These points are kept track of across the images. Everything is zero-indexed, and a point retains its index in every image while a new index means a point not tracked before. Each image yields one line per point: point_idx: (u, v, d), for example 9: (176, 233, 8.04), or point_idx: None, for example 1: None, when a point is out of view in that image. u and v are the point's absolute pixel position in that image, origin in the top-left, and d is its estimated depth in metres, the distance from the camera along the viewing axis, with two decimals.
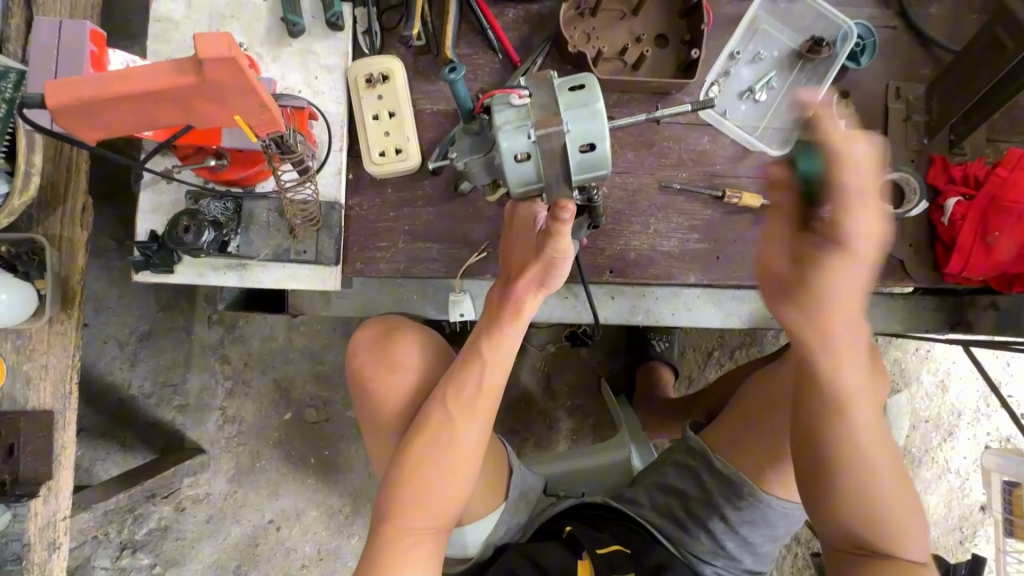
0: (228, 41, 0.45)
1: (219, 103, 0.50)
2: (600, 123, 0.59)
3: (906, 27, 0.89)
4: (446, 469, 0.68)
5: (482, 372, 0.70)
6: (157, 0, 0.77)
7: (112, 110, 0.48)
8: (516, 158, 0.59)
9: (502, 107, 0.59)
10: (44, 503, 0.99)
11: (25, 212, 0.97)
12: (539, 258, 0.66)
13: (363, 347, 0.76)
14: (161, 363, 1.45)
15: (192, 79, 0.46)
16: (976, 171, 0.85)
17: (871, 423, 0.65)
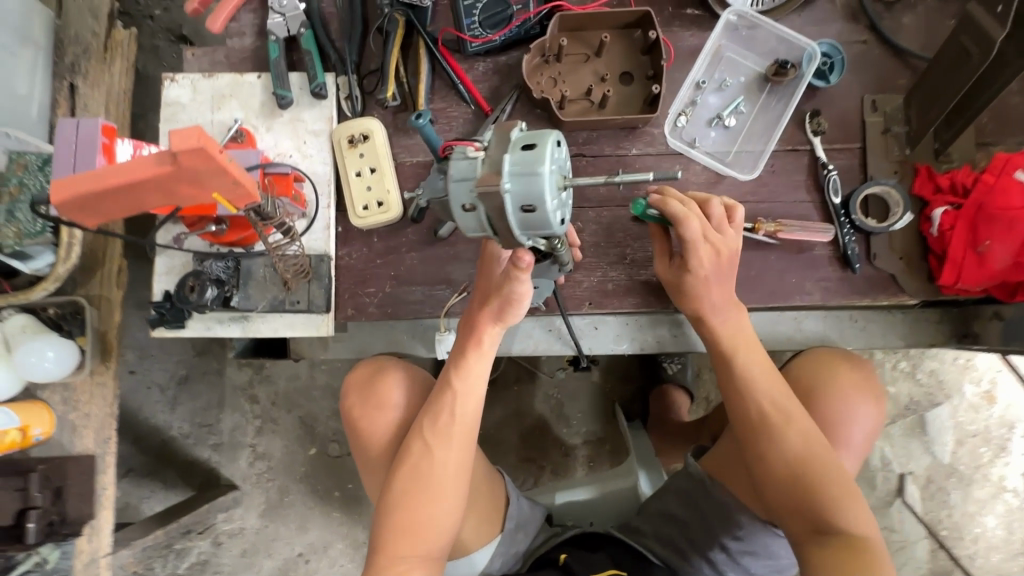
0: (200, 133, 0.52)
1: (198, 186, 0.56)
2: (540, 191, 0.54)
3: (879, 39, 0.88)
4: (431, 495, 0.71)
5: (455, 401, 0.73)
6: (167, 87, 0.88)
7: (112, 200, 0.56)
8: (463, 209, 0.57)
9: (459, 157, 0.57)
10: (88, 541, 1.09)
11: (70, 277, 1.09)
12: (498, 294, 0.69)
13: (352, 388, 0.80)
14: (198, 405, 1.56)
15: (172, 168, 0.53)
16: (963, 179, 0.82)
17: (777, 382, 0.76)
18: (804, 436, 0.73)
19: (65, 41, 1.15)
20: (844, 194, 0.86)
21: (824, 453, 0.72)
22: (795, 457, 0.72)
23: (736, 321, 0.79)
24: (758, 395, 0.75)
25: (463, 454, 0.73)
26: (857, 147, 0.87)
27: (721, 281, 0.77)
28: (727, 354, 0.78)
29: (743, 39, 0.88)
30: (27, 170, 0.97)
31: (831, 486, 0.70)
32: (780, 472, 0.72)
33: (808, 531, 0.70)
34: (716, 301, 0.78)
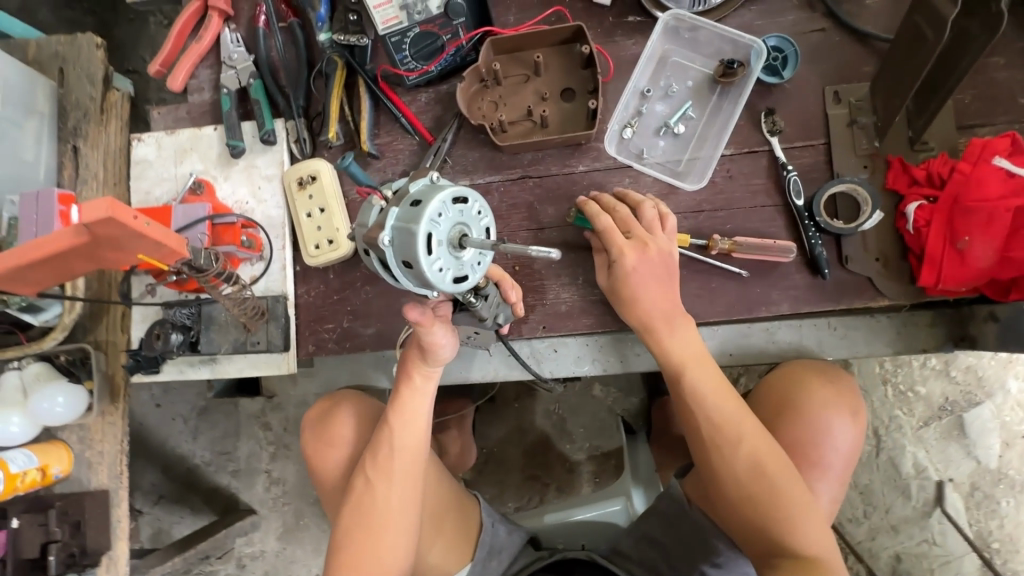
0: (111, 203, 0.55)
1: (121, 248, 0.60)
2: (411, 248, 0.53)
3: (837, 26, 0.82)
4: (376, 532, 0.71)
5: (392, 436, 0.74)
6: (135, 147, 0.94)
7: (42, 269, 0.60)
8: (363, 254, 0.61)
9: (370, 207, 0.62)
10: (107, 570, 1.17)
11: (80, 325, 1.17)
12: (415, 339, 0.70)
13: (308, 426, 0.83)
14: (217, 434, 1.65)
15: (90, 237, 0.56)
16: (939, 169, 0.75)
17: (731, 401, 0.72)
18: (759, 459, 0.69)
19: (67, 106, 1.25)
20: (808, 195, 0.81)
21: (780, 475, 0.69)
22: (748, 482, 0.69)
23: (686, 337, 0.75)
24: (711, 417, 0.72)
25: (406, 489, 0.73)
26: (821, 143, 0.81)
27: (660, 295, 0.75)
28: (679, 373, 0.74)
29: (687, 42, 0.85)
30: None
31: (788, 509, 0.68)
32: (735, 499, 0.70)
33: (765, 552, 0.69)
34: (660, 317, 0.75)
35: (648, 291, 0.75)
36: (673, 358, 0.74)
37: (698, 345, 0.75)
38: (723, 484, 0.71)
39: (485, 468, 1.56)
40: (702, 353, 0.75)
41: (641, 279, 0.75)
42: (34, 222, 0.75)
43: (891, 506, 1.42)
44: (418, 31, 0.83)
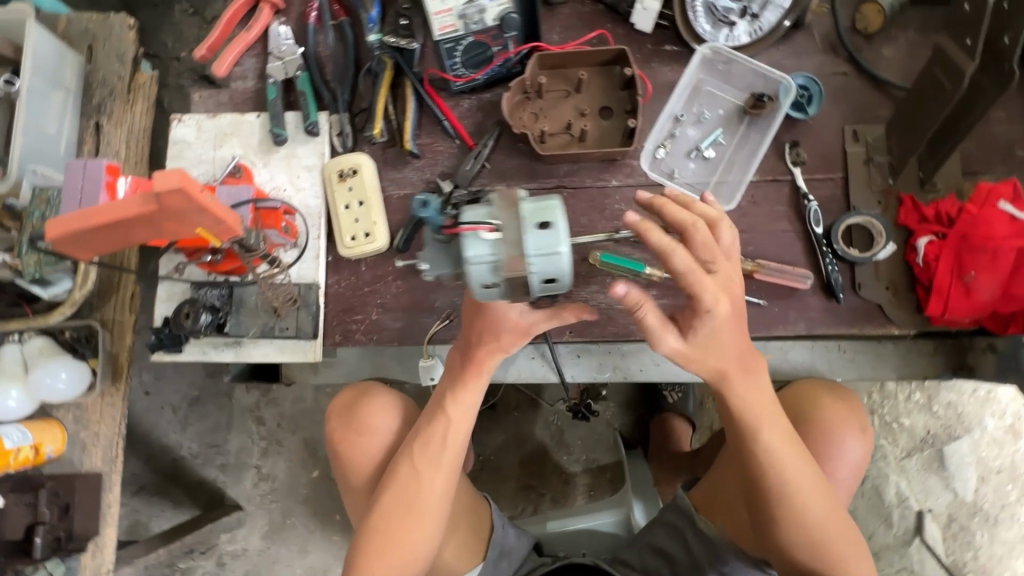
0: (182, 175, 0.57)
1: (181, 221, 0.60)
2: (562, 267, 0.55)
3: (858, 71, 0.89)
4: (413, 521, 0.73)
5: (448, 427, 0.76)
6: (175, 127, 0.95)
7: (101, 235, 0.60)
8: (484, 288, 0.56)
9: (470, 239, 0.54)
10: (92, 557, 1.13)
11: (86, 301, 1.15)
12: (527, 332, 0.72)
13: (337, 411, 0.83)
14: (206, 426, 1.61)
15: (156, 207, 0.57)
16: (948, 209, 0.81)
17: (798, 451, 0.70)
18: (826, 502, 0.69)
19: (93, 83, 1.24)
20: (826, 224, 0.86)
21: (842, 520, 0.70)
22: (815, 531, 0.69)
23: (754, 381, 0.70)
24: (784, 467, 0.69)
25: (447, 481, 0.75)
26: (839, 177, 0.87)
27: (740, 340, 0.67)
28: (750, 421, 0.70)
29: (720, 72, 0.90)
30: (48, 204, 1.02)
31: (846, 554, 0.69)
32: (798, 542, 0.70)
33: None
34: (737, 362, 0.68)
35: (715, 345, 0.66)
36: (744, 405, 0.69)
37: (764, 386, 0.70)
38: (786, 529, 0.69)
39: (480, 476, 1.56)
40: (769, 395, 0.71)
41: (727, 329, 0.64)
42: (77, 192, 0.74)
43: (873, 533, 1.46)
44: (471, 40, 0.86)
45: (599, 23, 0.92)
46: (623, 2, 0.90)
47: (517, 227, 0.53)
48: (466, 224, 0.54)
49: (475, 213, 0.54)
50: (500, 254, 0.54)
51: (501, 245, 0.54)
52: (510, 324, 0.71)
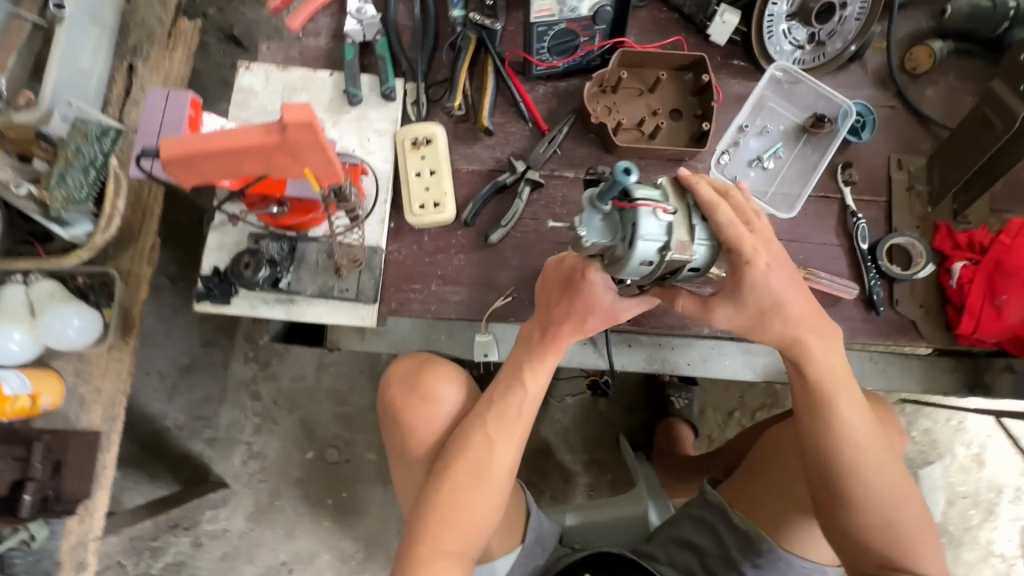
0: (310, 110, 0.56)
1: (293, 158, 0.59)
2: (711, 258, 0.63)
3: (905, 105, 0.96)
4: (479, 487, 0.75)
5: (521, 400, 0.79)
6: (242, 75, 0.92)
7: (211, 159, 0.58)
8: (644, 264, 0.58)
9: (648, 215, 0.56)
10: (79, 521, 1.04)
11: (103, 248, 1.08)
12: (603, 309, 0.75)
13: (397, 379, 0.87)
14: (196, 397, 1.52)
15: (276, 139, 0.56)
16: (980, 239, 0.89)
17: (868, 423, 0.73)
18: (897, 482, 0.72)
19: (130, 24, 1.17)
20: (871, 241, 0.92)
21: (910, 498, 0.72)
22: (885, 505, 0.71)
23: (829, 346, 0.73)
24: (856, 436, 0.72)
25: (511, 451, 0.77)
26: (883, 201, 0.94)
27: (807, 305, 0.71)
28: (826, 390, 0.73)
29: (784, 91, 0.96)
30: (86, 139, 0.95)
31: (912, 533, 0.72)
32: (867, 521, 0.72)
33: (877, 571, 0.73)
34: (810, 327, 0.71)
35: (762, 298, 0.68)
36: (820, 372, 0.73)
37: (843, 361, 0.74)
38: (856, 508, 0.72)
39: None
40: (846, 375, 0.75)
41: (775, 280, 0.67)
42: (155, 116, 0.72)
43: None
44: (563, 27, 0.87)
45: (675, 30, 0.96)
46: (700, 14, 0.95)
47: (685, 214, 0.59)
48: (646, 200, 0.56)
49: (651, 193, 0.57)
50: (672, 234, 0.57)
51: (672, 227, 0.57)
52: (600, 304, 0.74)
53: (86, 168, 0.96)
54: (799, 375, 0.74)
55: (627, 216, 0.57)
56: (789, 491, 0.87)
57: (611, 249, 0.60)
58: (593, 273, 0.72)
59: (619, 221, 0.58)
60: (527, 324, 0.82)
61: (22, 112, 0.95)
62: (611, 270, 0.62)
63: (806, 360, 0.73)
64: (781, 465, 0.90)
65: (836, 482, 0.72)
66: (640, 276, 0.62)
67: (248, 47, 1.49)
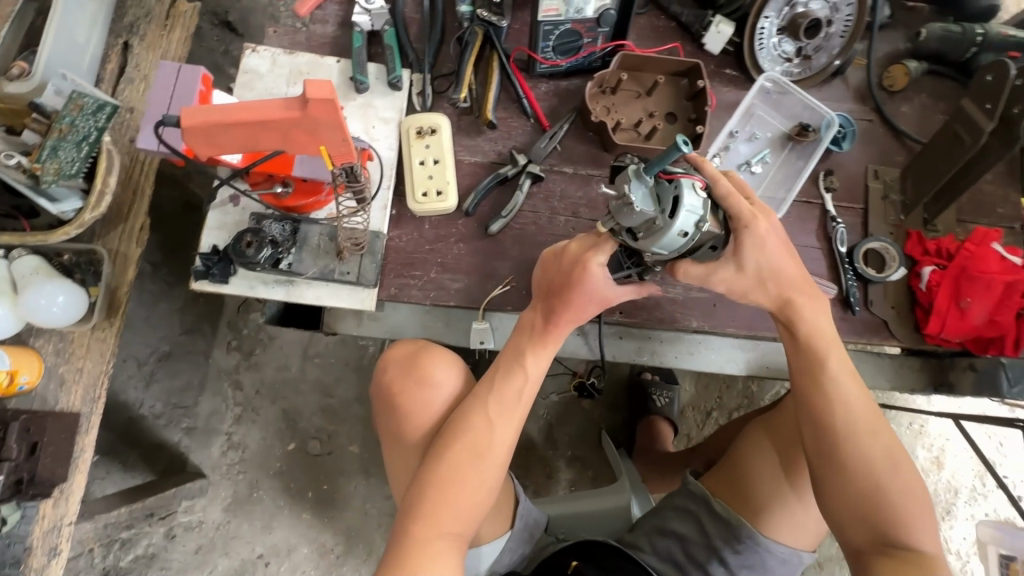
0: (333, 88, 0.61)
1: (312, 134, 0.64)
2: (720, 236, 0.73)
3: (882, 120, 1.03)
4: (475, 467, 0.75)
5: (523, 383, 0.80)
6: (248, 57, 0.93)
7: (233, 131, 0.63)
8: (682, 235, 0.63)
9: (689, 189, 0.63)
10: (53, 506, 1.00)
11: (90, 226, 1.04)
12: (596, 300, 0.78)
13: (394, 363, 0.88)
14: (175, 385, 1.47)
15: (298, 113, 0.61)
16: (947, 246, 0.95)
17: (860, 389, 0.77)
18: (891, 448, 0.74)
19: (128, 2, 1.11)
20: (848, 245, 0.98)
21: (907, 467, 0.74)
22: (879, 471, 0.73)
23: (817, 309, 0.79)
24: (848, 399, 0.76)
25: (509, 433, 0.78)
26: (861, 208, 1.00)
27: (797, 272, 0.78)
28: (817, 353, 0.78)
29: (772, 101, 1.01)
30: (81, 112, 0.91)
31: (909, 506, 0.72)
32: (858, 486, 0.73)
33: (874, 547, 0.73)
34: (798, 289, 0.78)
35: (761, 262, 0.75)
36: (812, 336, 0.78)
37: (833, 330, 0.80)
38: (847, 471, 0.74)
39: None
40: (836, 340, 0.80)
41: (770, 244, 0.74)
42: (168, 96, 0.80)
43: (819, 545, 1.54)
44: (569, 27, 0.90)
45: (672, 38, 1.01)
46: (697, 24, 1.00)
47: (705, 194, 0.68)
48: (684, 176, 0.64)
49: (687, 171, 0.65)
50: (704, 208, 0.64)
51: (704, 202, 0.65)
52: (596, 294, 0.77)
53: (80, 143, 0.92)
54: (793, 338, 0.79)
55: (668, 188, 0.63)
56: (774, 477, 0.91)
57: (650, 223, 0.64)
58: (593, 262, 0.75)
59: (657, 193, 0.64)
60: (529, 310, 0.83)
61: (14, 82, 0.94)
62: (643, 242, 0.65)
63: (800, 321, 0.78)
64: (763, 456, 0.94)
65: (828, 446, 0.75)
66: (669, 250, 0.67)
67: (242, 33, 1.48)
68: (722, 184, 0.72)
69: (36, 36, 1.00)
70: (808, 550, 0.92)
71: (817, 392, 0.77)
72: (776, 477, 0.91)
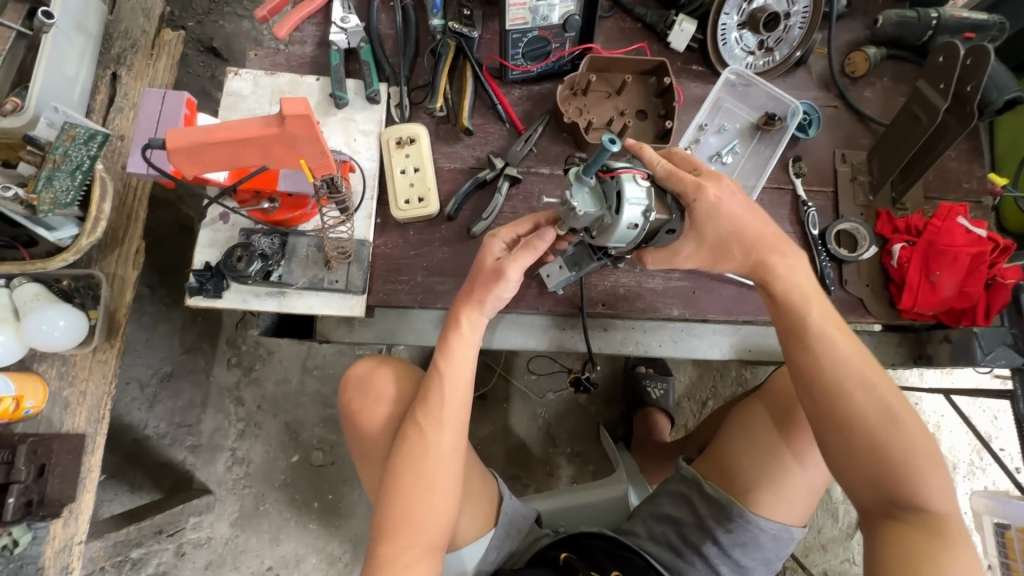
0: (306, 103, 0.64)
1: (290, 148, 0.68)
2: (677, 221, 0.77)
3: (846, 105, 1.06)
4: (426, 479, 0.76)
5: (441, 383, 0.80)
6: (231, 80, 0.96)
7: (214, 150, 0.67)
8: (630, 227, 0.68)
9: (631, 183, 0.68)
10: (63, 525, 1.02)
11: (87, 252, 1.07)
12: (486, 272, 0.78)
13: (351, 383, 0.93)
14: (178, 405, 1.49)
15: (275, 130, 0.65)
16: (916, 223, 0.99)
17: (850, 342, 0.74)
18: (889, 402, 0.71)
19: (113, 34, 1.15)
20: (820, 227, 1.01)
21: (909, 420, 0.70)
22: (877, 427, 0.70)
23: (792, 263, 0.78)
24: (837, 353, 0.73)
25: (455, 435, 0.79)
26: (831, 190, 1.03)
27: (762, 227, 0.79)
28: (798, 309, 0.77)
29: (739, 93, 1.04)
30: (74, 142, 0.93)
31: (914, 463, 0.69)
32: (857, 446, 0.71)
33: (881, 508, 0.71)
34: (769, 248, 0.78)
35: (719, 228, 0.77)
36: (791, 292, 0.77)
37: (814, 284, 0.79)
38: (843, 430, 0.72)
39: None
40: (819, 296, 0.78)
41: (725, 209, 0.76)
42: (153, 119, 0.84)
43: (821, 527, 1.55)
44: (536, 35, 0.95)
45: (639, 38, 1.05)
46: (661, 24, 1.03)
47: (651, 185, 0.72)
48: (626, 170, 0.69)
49: (628, 164, 0.70)
50: (649, 197, 0.68)
51: (649, 191, 0.69)
52: (487, 268, 0.79)
53: (73, 172, 0.95)
54: (771, 295, 0.79)
55: (611, 184, 0.69)
56: (760, 454, 0.93)
57: (599, 218, 0.70)
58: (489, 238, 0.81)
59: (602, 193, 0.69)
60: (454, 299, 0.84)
61: (7, 117, 0.96)
62: (600, 239, 0.71)
63: (773, 277, 0.78)
64: (742, 444, 0.96)
65: (819, 404, 0.74)
66: (626, 241, 0.72)
67: (227, 58, 1.52)
68: (663, 165, 0.77)
69: (29, 72, 1.04)
70: (798, 525, 0.94)
71: (805, 353, 0.75)
72: (758, 457, 0.94)
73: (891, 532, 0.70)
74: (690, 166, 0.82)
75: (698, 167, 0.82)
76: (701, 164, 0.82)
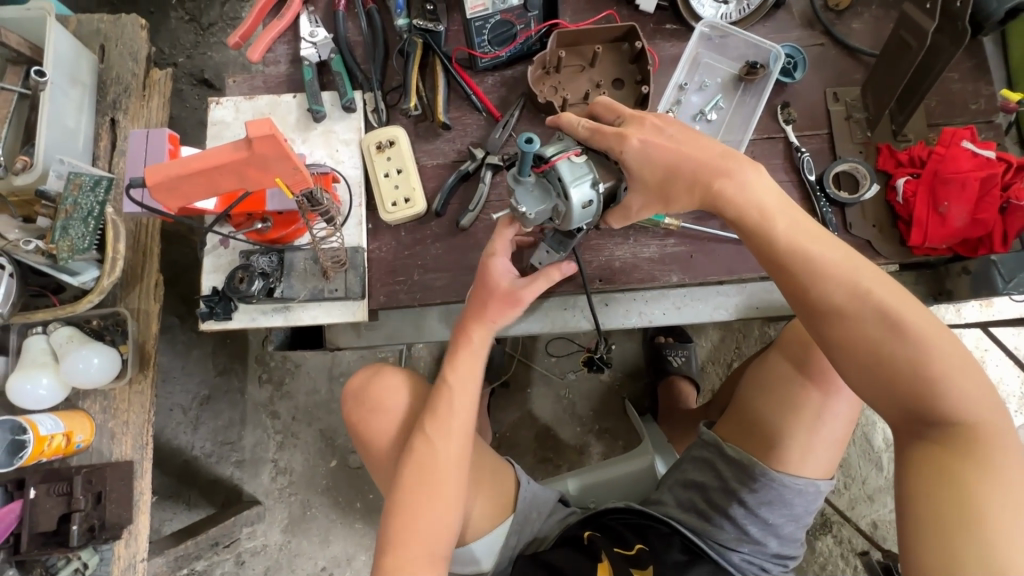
0: (270, 124, 0.66)
1: (263, 169, 0.70)
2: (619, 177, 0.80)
3: (833, 41, 1.01)
4: (429, 487, 0.79)
5: (452, 396, 0.83)
6: (214, 109, 1.00)
7: (191, 180, 0.70)
8: (584, 206, 0.73)
9: (566, 166, 0.72)
10: (125, 546, 1.09)
11: (110, 291, 1.13)
12: (500, 294, 0.83)
13: (350, 395, 0.96)
14: (219, 424, 1.57)
15: (245, 153, 0.68)
16: (919, 153, 0.94)
17: (833, 253, 0.70)
18: (888, 308, 0.67)
19: (107, 82, 1.20)
20: (817, 172, 0.98)
21: (915, 324, 0.66)
22: (880, 341, 0.67)
23: (755, 182, 0.74)
24: (822, 268, 0.70)
25: (463, 442, 0.82)
26: (825, 132, 0.99)
27: (700, 153, 0.75)
28: (770, 231, 0.73)
29: (716, 46, 1.01)
30: (81, 190, 1.00)
31: (932, 369, 0.65)
32: (867, 364, 0.68)
33: (908, 427, 0.69)
34: (712, 172, 0.74)
35: (655, 168, 0.75)
36: (759, 213, 0.73)
37: (784, 200, 0.75)
38: (845, 350, 0.69)
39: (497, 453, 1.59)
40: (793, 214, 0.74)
41: (657, 147, 0.75)
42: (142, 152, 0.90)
43: (866, 478, 1.52)
44: (498, 19, 0.96)
45: (606, 5, 1.03)
46: None
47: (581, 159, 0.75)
48: (557, 159, 0.72)
49: (559, 148, 0.73)
50: (586, 171, 0.72)
51: (586, 167, 0.73)
52: (500, 289, 0.83)
53: (86, 219, 1.01)
54: (734, 224, 0.76)
55: (551, 173, 0.72)
56: (784, 404, 0.92)
57: (552, 207, 0.74)
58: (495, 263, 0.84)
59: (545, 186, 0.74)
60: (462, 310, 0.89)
61: (20, 176, 1.01)
62: (564, 226, 0.76)
63: (726, 204, 0.75)
64: (758, 404, 0.95)
65: (816, 327, 0.71)
66: (589, 218, 0.77)
67: (219, 87, 1.56)
68: (583, 126, 0.77)
69: (33, 129, 1.09)
70: (826, 479, 0.92)
71: (789, 280, 0.72)
72: (773, 412, 0.93)
73: (922, 452, 0.67)
74: (612, 113, 0.81)
75: (618, 112, 0.81)
76: (620, 108, 0.81)
